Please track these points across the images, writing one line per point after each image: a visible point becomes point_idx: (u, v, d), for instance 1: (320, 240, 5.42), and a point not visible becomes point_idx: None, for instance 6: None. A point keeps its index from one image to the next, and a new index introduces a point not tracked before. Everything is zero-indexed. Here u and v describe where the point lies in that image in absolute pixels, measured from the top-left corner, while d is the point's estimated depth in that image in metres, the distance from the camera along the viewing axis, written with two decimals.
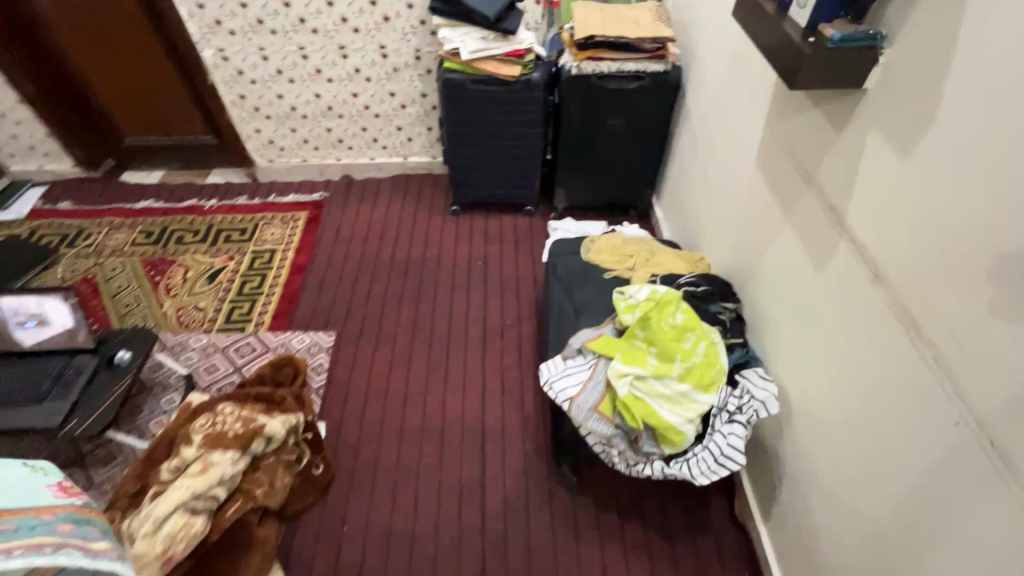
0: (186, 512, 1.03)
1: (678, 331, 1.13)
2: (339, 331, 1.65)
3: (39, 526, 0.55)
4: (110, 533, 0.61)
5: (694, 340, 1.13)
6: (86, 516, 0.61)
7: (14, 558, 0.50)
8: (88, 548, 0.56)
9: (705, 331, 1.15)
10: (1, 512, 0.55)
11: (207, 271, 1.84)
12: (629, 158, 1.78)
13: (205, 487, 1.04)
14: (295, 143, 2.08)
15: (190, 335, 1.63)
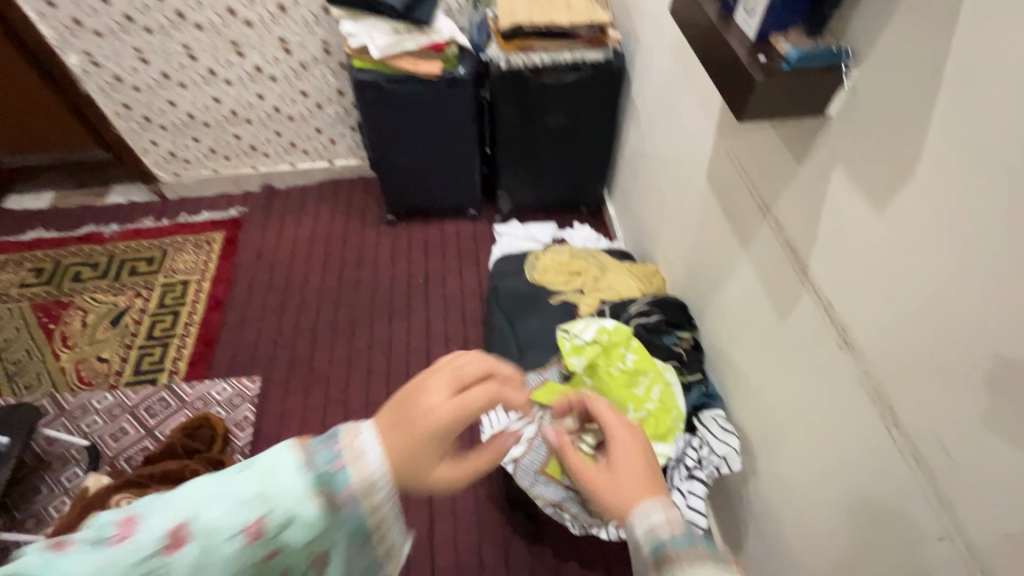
0: None
1: (628, 375, 1.02)
2: (265, 374, 1.48)
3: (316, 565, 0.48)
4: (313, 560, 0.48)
5: (647, 383, 1.02)
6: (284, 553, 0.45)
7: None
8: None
9: (659, 370, 1.03)
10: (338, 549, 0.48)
11: (109, 314, 1.62)
12: (574, 154, 1.62)
13: None
14: (201, 153, 1.83)
15: (92, 394, 1.44)
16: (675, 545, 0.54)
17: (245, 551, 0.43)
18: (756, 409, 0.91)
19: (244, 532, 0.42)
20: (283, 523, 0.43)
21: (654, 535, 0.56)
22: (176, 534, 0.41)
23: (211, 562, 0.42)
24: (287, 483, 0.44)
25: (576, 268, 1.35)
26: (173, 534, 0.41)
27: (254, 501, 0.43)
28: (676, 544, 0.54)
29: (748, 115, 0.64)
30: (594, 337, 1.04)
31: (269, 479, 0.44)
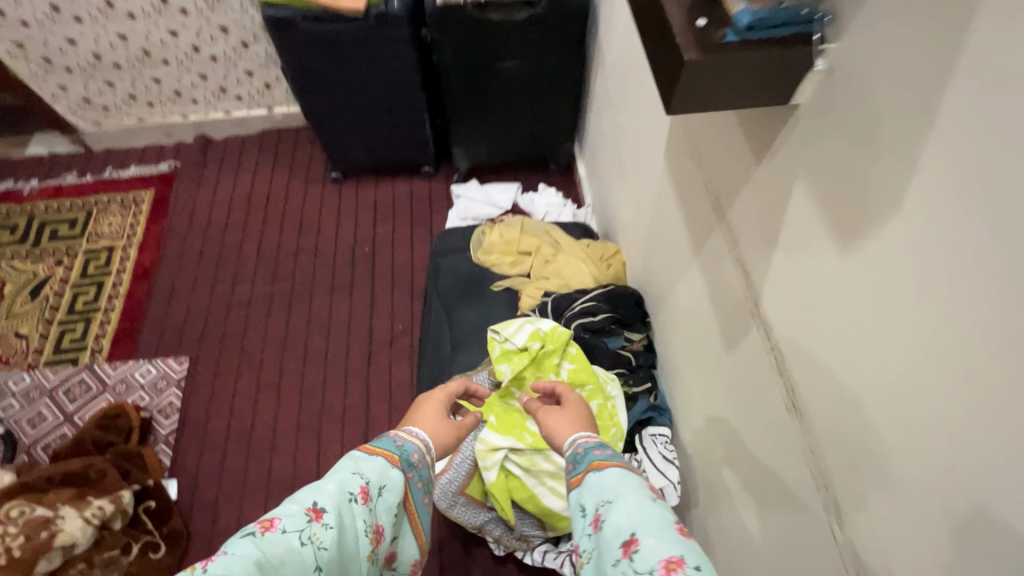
0: None
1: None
2: (194, 355, 1.37)
3: (390, 537, 0.66)
4: (395, 529, 0.67)
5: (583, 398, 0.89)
6: (388, 521, 0.64)
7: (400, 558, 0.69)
8: (378, 544, 0.64)
9: (598, 382, 0.90)
10: (410, 510, 0.70)
11: (28, 284, 1.49)
12: (535, 105, 1.41)
13: None
14: (119, 100, 1.63)
15: (9, 375, 1.34)
16: (595, 454, 0.63)
17: (366, 509, 0.62)
18: (701, 438, 0.79)
19: (356, 496, 0.61)
20: (380, 487, 0.64)
21: (574, 452, 0.65)
22: (315, 508, 0.58)
23: (347, 521, 0.60)
24: (370, 464, 0.66)
25: (525, 247, 1.19)
26: (312, 509, 0.58)
27: (354, 477, 0.63)
28: (594, 453, 0.63)
29: (685, 107, 0.46)
30: (526, 347, 0.91)
31: (357, 464, 0.64)
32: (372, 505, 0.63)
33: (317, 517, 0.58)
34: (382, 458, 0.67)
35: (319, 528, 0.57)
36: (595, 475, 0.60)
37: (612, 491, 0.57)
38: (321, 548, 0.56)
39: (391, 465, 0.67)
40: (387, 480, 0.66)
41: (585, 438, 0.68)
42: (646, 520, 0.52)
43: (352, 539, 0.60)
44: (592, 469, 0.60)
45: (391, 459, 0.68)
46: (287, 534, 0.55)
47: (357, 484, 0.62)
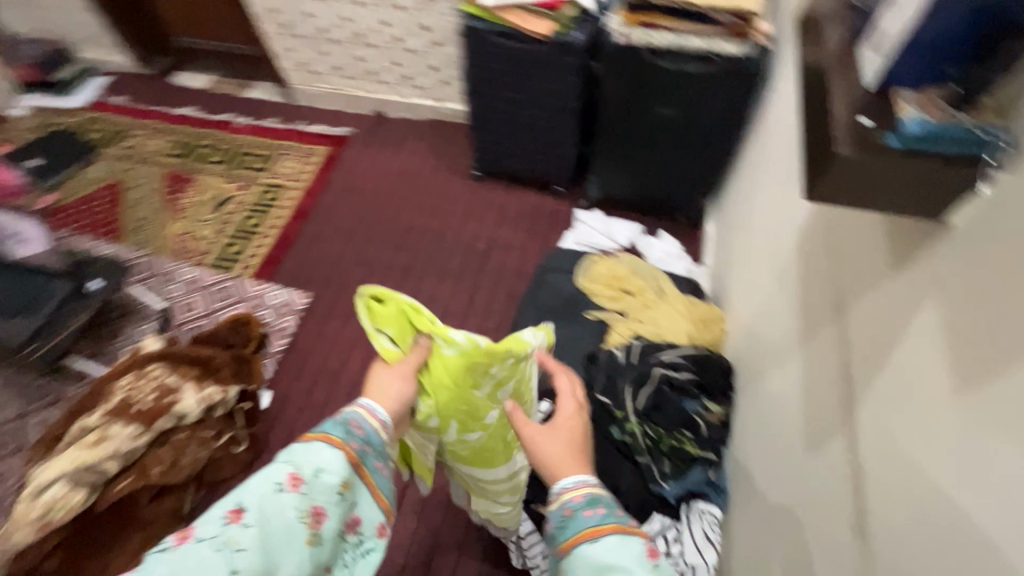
0: (68, 483, 1.02)
1: (461, 374, 0.72)
2: (315, 294, 1.57)
3: (346, 512, 0.65)
4: (353, 502, 0.65)
5: (490, 379, 0.75)
6: (330, 509, 0.63)
7: (368, 532, 0.68)
8: (324, 530, 0.62)
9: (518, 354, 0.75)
10: (366, 485, 0.67)
11: (216, 198, 1.80)
12: (681, 156, 1.43)
13: (96, 460, 1.04)
14: (324, 68, 1.91)
15: (181, 266, 1.63)
16: (585, 514, 0.61)
17: (298, 500, 0.61)
18: (757, 525, 0.77)
19: (283, 487, 0.61)
20: (312, 473, 0.62)
21: (561, 509, 0.63)
22: (234, 511, 0.59)
23: (275, 515, 0.60)
24: (304, 451, 0.64)
25: (629, 286, 1.20)
26: (233, 510, 0.59)
27: (281, 469, 0.62)
28: (584, 516, 0.61)
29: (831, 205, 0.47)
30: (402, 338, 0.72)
31: (289, 454, 0.63)
32: (304, 492, 0.61)
33: (240, 517, 0.59)
34: (319, 441, 0.64)
35: (236, 530, 0.58)
36: (586, 545, 0.60)
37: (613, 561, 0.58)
38: (235, 550, 0.57)
39: (328, 446, 0.64)
40: (322, 464, 0.63)
41: (572, 493, 0.64)
42: None
43: (281, 529, 0.59)
44: (585, 539, 0.60)
45: (329, 439, 0.64)
46: (207, 539, 0.57)
47: (287, 472, 0.62)
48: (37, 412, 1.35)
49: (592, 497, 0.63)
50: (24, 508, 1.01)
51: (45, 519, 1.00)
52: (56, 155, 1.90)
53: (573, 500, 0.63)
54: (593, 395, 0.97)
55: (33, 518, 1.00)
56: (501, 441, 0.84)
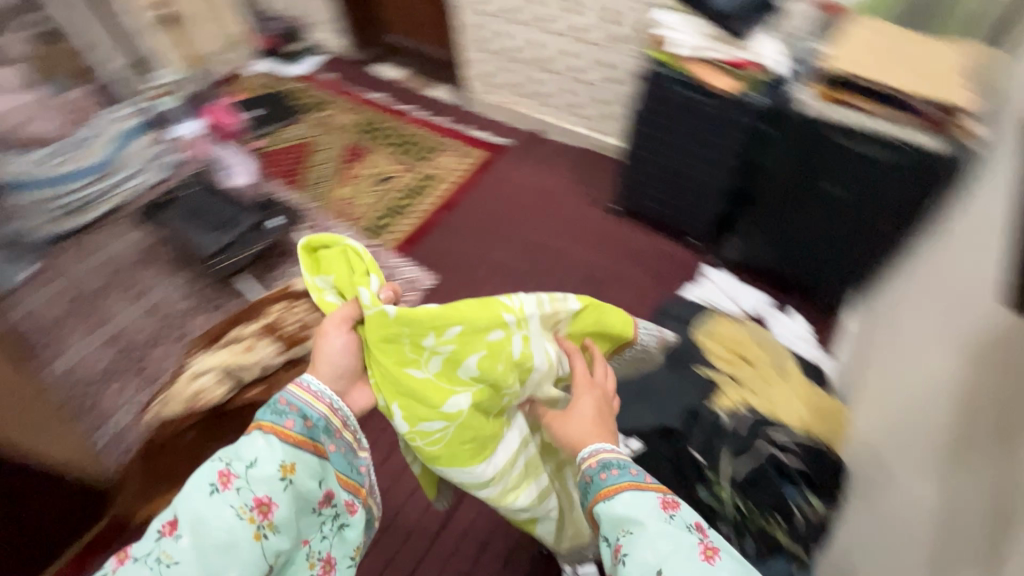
0: (218, 377, 1.19)
1: (398, 343, 0.70)
2: (442, 280, 1.69)
3: (307, 489, 0.65)
4: (312, 477, 0.65)
5: (432, 353, 0.71)
6: (275, 493, 0.62)
7: (337, 500, 0.68)
8: (274, 516, 0.62)
9: (474, 321, 0.70)
10: (325, 457, 0.67)
11: (379, 174, 2.01)
12: (838, 240, 1.37)
13: (244, 364, 1.20)
14: (501, 83, 2.08)
15: (336, 224, 1.83)
16: (602, 476, 0.63)
17: (234, 499, 0.61)
18: None
19: (216, 487, 0.61)
20: (246, 467, 0.62)
21: (582, 476, 0.65)
22: (168, 522, 0.60)
23: (211, 519, 0.60)
24: (239, 445, 0.64)
25: (748, 355, 1.15)
26: (168, 523, 0.60)
27: (214, 470, 0.63)
28: (602, 476, 0.63)
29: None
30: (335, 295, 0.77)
31: (224, 453, 0.64)
32: (239, 487, 0.62)
33: (172, 529, 0.60)
34: (254, 432, 0.65)
35: (169, 543, 0.59)
36: (602, 506, 0.62)
37: (633, 520, 0.59)
38: (169, 564, 0.58)
39: (263, 433, 0.64)
40: (257, 454, 0.63)
41: (590, 457, 0.65)
42: (669, 556, 0.55)
43: (222, 532, 0.60)
44: (604, 498, 0.62)
45: (261, 426, 0.65)
46: (140, 557, 0.59)
47: (217, 471, 0.62)
48: (203, 313, 1.62)
49: (607, 460, 0.64)
50: (178, 387, 1.17)
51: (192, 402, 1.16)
52: (271, 112, 2.26)
53: (591, 464, 0.64)
54: (686, 450, 0.98)
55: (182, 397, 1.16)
56: (475, 433, 0.74)
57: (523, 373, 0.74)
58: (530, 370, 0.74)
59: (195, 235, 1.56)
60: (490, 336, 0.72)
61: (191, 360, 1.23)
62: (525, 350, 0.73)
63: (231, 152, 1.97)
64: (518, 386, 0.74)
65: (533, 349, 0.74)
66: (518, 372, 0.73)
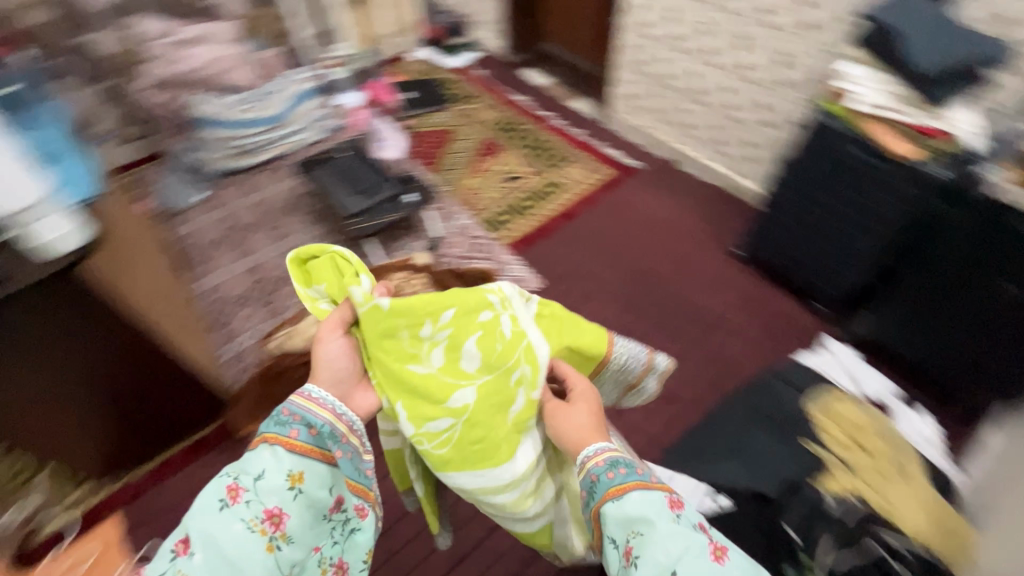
0: None
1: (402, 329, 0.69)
2: (547, 285, 1.70)
3: (318, 497, 0.65)
4: (324, 483, 0.65)
5: (429, 344, 0.71)
6: (287, 500, 0.63)
7: (348, 506, 0.68)
8: (287, 522, 0.62)
9: (464, 304, 0.70)
10: (334, 464, 0.67)
11: (508, 173, 2.08)
12: (997, 340, 1.23)
13: None
14: (646, 108, 2.08)
15: (459, 211, 1.92)
16: (608, 475, 0.65)
17: (244, 512, 0.61)
18: None
19: (225, 501, 0.61)
20: (253, 480, 0.62)
21: (586, 475, 0.67)
22: (181, 541, 0.60)
23: (222, 534, 0.59)
24: (246, 459, 0.64)
25: (866, 441, 1.05)
26: (180, 543, 0.60)
27: (223, 485, 0.62)
28: (607, 475, 0.65)
29: None
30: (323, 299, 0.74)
31: (232, 467, 0.64)
32: (249, 500, 0.61)
33: (186, 547, 0.59)
34: (259, 444, 0.65)
35: (183, 562, 0.58)
36: (610, 504, 0.63)
37: (640, 521, 0.61)
38: None
39: (267, 444, 0.64)
40: (264, 465, 0.63)
41: (595, 456, 0.67)
42: (681, 556, 0.57)
43: (232, 543, 0.59)
44: (612, 497, 0.64)
45: (263, 438, 0.65)
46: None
47: (225, 486, 0.62)
48: None
49: (615, 458, 0.67)
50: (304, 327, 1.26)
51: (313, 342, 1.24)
52: (423, 97, 2.42)
53: (595, 464, 0.67)
54: (781, 525, 0.92)
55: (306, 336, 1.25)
56: (484, 431, 0.73)
57: (524, 353, 0.73)
58: (531, 350, 0.73)
59: (340, 196, 1.71)
60: (481, 316, 0.72)
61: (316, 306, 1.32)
62: (520, 332, 0.73)
63: (386, 127, 2.19)
64: (525, 368, 0.73)
65: (526, 327, 0.74)
66: (519, 354, 0.73)
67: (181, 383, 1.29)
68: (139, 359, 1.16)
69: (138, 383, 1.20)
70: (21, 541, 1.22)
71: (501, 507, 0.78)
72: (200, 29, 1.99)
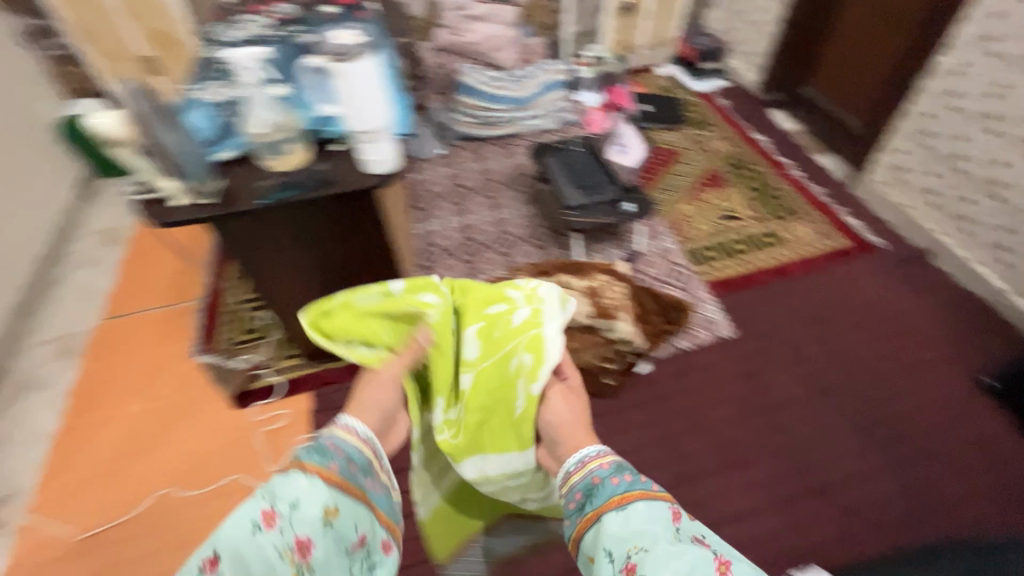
0: None
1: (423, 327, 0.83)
2: (739, 337, 1.59)
3: (347, 536, 0.64)
4: (353, 522, 0.65)
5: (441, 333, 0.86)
6: (320, 534, 0.61)
7: (373, 548, 0.67)
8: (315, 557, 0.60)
9: (487, 296, 0.87)
10: (366, 504, 0.67)
11: (726, 211, 1.98)
12: None
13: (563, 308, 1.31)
14: (914, 184, 1.83)
15: (665, 234, 1.87)
16: (613, 481, 0.69)
17: (278, 539, 0.58)
18: None
19: (260, 526, 0.58)
20: (290, 506, 0.61)
21: (592, 481, 0.71)
22: (210, 559, 0.56)
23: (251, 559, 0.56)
24: (280, 483, 0.62)
25: None
26: (208, 560, 0.56)
27: (257, 507, 0.59)
28: (612, 483, 0.69)
29: None
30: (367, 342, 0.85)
31: (268, 488, 0.62)
32: (280, 527, 0.59)
33: (213, 566, 0.55)
34: (298, 469, 0.64)
35: None
36: (614, 513, 0.65)
37: (638, 531, 0.62)
38: None
39: (305, 471, 0.64)
40: (301, 493, 0.62)
41: (602, 463, 0.73)
42: (686, 566, 0.56)
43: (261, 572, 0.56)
44: (614, 505, 0.66)
45: (303, 464, 0.64)
46: None
47: (261, 509, 0.59)
48: (528, 246, 1.85)
49: (616, 467, 0.72)
50: None
51: None
52: (658, 112, 2.41)
53: (600, 470, 0.72)
54: None
55: None
56: (490, 413, 0.85)
57: (523, 339, 0.84)
58: (538, 336, 0.84)
59: (565, 187, 1.77)
60: (489, 310, 0.86)
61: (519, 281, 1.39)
62: (530, 318, 0.86)
63: (627, 131, 2.18)
64: (526, 354, 0.83)
65: (533, 317, 0.86)
66: (523, 339, 0.84)
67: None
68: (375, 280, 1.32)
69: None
70: (244, 381, 1.51)
71: (529, 488, 0.91)
72: (490, 8, 2.23)
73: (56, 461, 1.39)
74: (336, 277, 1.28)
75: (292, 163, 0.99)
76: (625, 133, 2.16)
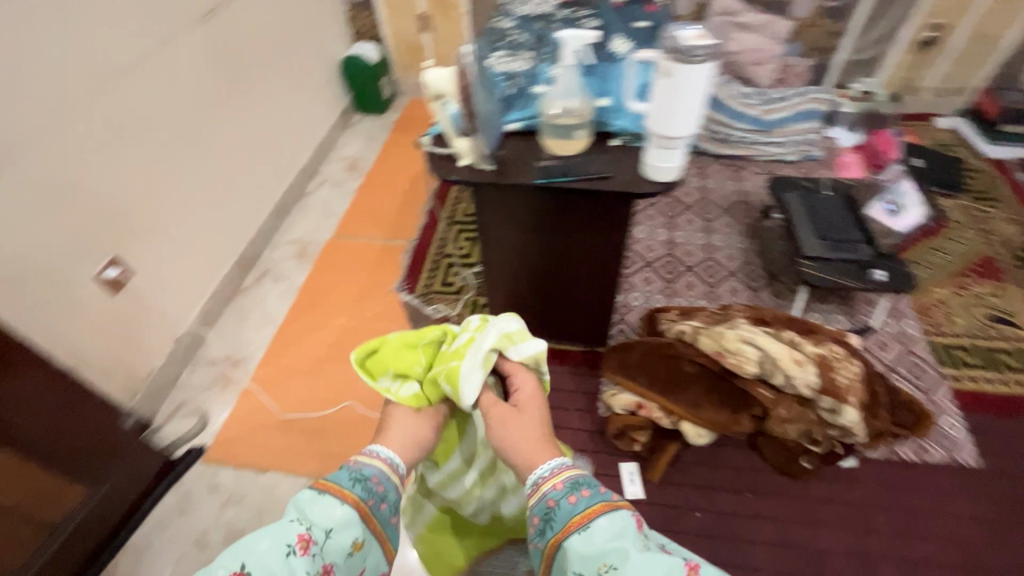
0: (760, 357, 1.17)
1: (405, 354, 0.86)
2: (983, 470, 1.29)
3: (360, 563, 0.70)
4: (371, 551, 0.71)
5: None
6: (342, 562, 0.67)
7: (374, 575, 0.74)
8: None
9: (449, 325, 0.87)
10: (382, 537, 0.73)
11: (999, 311, 1.60)
12: None
13: (788, 370, 1.14)
14: None
15: (909, 317, 1.58)
16: (568, 500, 0.69)
17: (309, 564, 0.63)
18: None
19: (295, 550, 0.63)
20: (323, 534, 0.65)
21: (546, 503, 0.70)
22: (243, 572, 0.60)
23: None
24: (316, 508, 0.67)
25: None
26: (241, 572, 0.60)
27: (293, 532, 0.64)
28: (566, 503, 0.69)
29: None
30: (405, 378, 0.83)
31: (303, 512, 0.67)
32: (313, 553, 0.64)
33: None
34: (335, 499, 0.68)
35: None
36: (577, 535, 0.66)
37: (602, 547, 0.63)
38: None
39: (342, 502, 0.69)
40: (334, 523, 0.67)
41: (554, 479, 0.72)
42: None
43: None
44: (576, 527, 0.66)
45: (342, 493, 0.69)
46: None
47: (298, 534, 0.64)
48: (733, 281, 1.70)
49: (571, 484, 0.70)
50: (723, 338, 1.21)
51: (725, 355, 1.19)
52: (930, 169, 2.03)
53: (552, 491, 0.70)
54: None
55: (717, 345, 1.21)
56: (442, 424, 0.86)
57: (450, 369, 0.80)
58: (457, 372, 0.79)
59: (805, 233, 1.56)
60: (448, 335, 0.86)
61: (737, 323, 1.26)
62: (466, 350, 0.82)
63: (907, 189, 1.80)
64: (446, 386, 0.80)
65: (473, 348, 0.82)
66: (448, 368, 0.81)
67: (583, 301, 1.36)
68: (590, 278, 1.30)
69: (561, 280, 1.32)
70: None
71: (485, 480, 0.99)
72: (763, 18, 2.04)
73: (274, 346, 1.63)
74: (552, 264, 1.28)
75: (577, 149, 0.99)
76: (904, 191, 1.79)
